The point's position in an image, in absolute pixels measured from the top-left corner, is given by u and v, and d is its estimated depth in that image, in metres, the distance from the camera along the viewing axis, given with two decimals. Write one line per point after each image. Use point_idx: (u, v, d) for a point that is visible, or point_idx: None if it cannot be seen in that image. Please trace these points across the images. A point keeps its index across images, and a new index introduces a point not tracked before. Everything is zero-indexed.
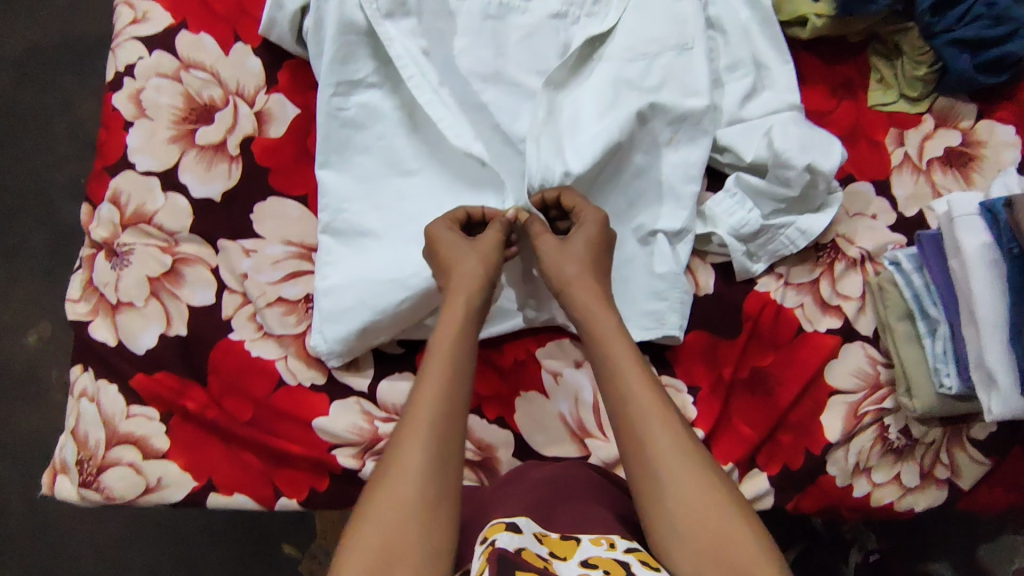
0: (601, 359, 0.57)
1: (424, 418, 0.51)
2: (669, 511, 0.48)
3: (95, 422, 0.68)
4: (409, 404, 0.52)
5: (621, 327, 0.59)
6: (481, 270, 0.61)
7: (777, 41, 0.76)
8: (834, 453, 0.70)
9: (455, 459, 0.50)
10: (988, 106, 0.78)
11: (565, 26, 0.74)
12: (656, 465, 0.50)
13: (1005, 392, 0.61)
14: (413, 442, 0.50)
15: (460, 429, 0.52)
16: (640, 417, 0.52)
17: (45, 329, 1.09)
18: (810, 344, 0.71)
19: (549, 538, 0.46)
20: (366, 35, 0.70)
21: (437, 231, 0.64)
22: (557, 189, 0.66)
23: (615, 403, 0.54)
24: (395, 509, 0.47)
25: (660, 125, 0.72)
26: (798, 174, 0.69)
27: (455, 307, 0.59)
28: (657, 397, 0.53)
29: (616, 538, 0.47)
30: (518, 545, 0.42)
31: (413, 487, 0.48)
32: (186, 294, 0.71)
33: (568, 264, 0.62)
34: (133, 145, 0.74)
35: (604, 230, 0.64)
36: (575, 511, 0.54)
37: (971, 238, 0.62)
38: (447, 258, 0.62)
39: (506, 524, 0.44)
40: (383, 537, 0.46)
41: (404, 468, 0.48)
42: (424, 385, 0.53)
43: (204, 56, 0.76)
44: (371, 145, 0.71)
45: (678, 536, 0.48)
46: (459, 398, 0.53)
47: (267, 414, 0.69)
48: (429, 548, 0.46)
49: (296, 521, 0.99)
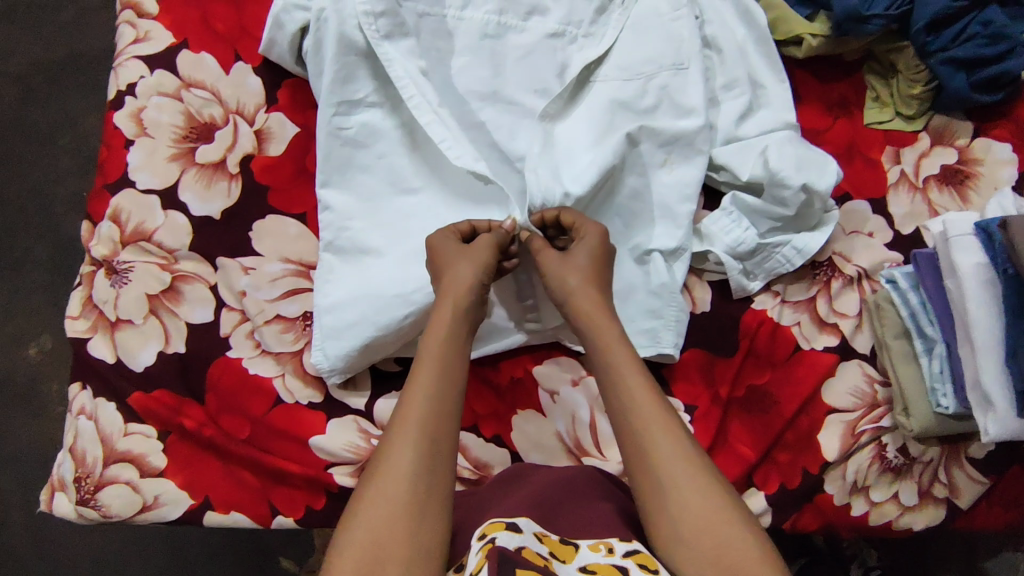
0: (605, 370, 0.57)
1: (413, 419, 0.52)
2: (671, 516, 0.49)
3: (94, 440, 0.69)
4: (399, 406, 0.53)
5: (624, 336, 0.59)
6: (471, 274, 0.61)
7: (773, 60, 0.77)
8: (832, 471, 0.70)
9: (446, 461, 0.51)
10: (985, 124, 0.78)
11: (563, 45, 0.75)
12: (658, 470, 0.50)
13: (1001, 414, 0.61)
14: (404, 442, 0.50)
15: (451, 432, 0.53)
16: (642, 423, 0.53)
17: (46, 342, 1.09)
18: (807, 362, 0.71)
19: (550, 539, 0.46)
20: (365, 56, 0.71)
21: (436, 240, 0.64)
22: (557, 209, 0.66)
23: (617, 410, 0.55)
24: (383, 508, 0.47)
25: (652, 148, 0.73)
26: (794, 194, 0.69)
27: (444, 314, 0.59)
28: (659, 404, 0.54)
29: (614, 543, 0.47)
30: (517, 544, 0.42)
31: (402, 485, 0.48)
32: (185, 311, 0.71)
33: (571, 275, 0.62)
34: (134, 163, 0.75)
35: (605, 243, 0.65)
36: (577, 511, 0.55)
37: (966, 258, 0.62)
38: (442, 265, 0.62)
39: (507, 523, 0.44)
40: (372, 536, 0.46)
41: (394, 468, 0.49)
42: (415, 388, 0.53)
43: (205, 75, 0.77)
44: (371, 164, 0.72)
45: (680, 541, 0.48)
46: (450, 401, 0.54)
47: (263, 432, 0.69)
48: (419, 546, 0.46)
49: (295, 537, 0.99)
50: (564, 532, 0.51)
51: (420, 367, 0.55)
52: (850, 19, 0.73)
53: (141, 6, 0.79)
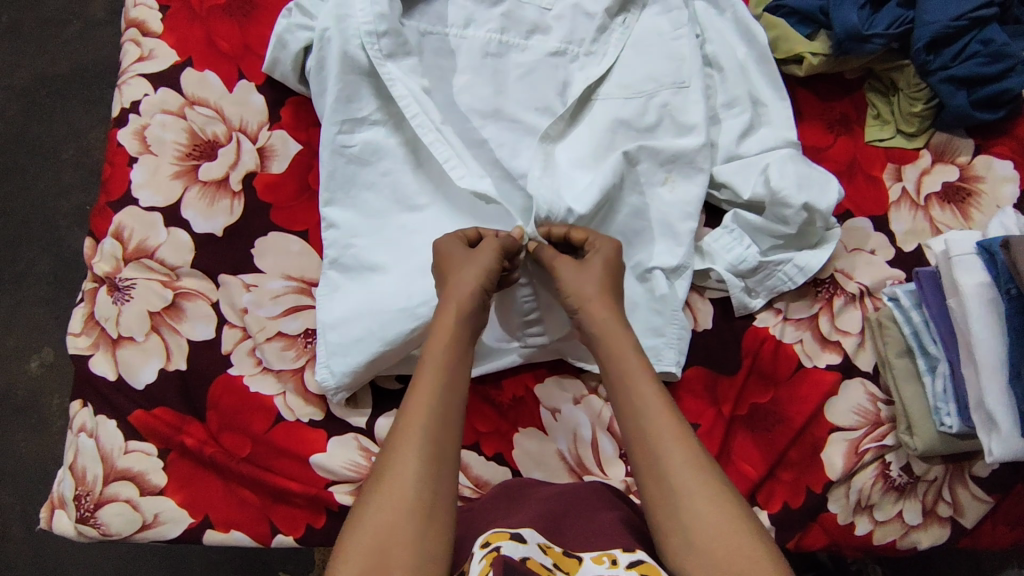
0: (617, 379, 0.57)
1: (418, 424, 0.51)
2: (684, 525, 0.48)
3: (94, 458, 0.69)
4: (404, 411, 0.53)
5: (637, 351, 0.58)
6: (475, 279, 0.60)
7: (774, 78, 0.77)
8: (835, 490, 0.69)
9: (451, 466, 0.51)
10: (988, 141, 0.78)
11: (564, 63, 0.75)
12: (670, 478, 0.50)
13: (1005, 434, 0.61)
14: (409, 445, 0.50)
15: (456, 436, 0.53)
16: (653, 431, 0.52)
17: (47, 356, 1.09)
18: (810, 379, 0.71)
19: (554, 550, 0.46)
20: (368, 74, 0.71)
21: (444, 245, 0.64)
22: (567, 226, 0.67)
23: (628, 418, 0.54)
24: (389, 514, 0.47)
25: (653, 166, 0.73)
26: (795, 212, 0.69)
27: (448, 318, 0.59)
28: (670, 411, 0.53)
29: (619, 554, 0.45)
30: (523, 554, 0.43)
31: (408, 491, 0.48)
32: (186, 328, 0.71)
33: (585, 285, 0.62)
34: (137, 180, 0.75)
35: (614, 257, 0.65)
36: (582, 522, 0.55)
37: (969, 277, 0.62)
38: (453, 270, 0.62)
39: (511, 533, 0.45)
40: (379, 543, 0.46)
41: (399, 474, 0.49)
42: (420, 392, 0.53)
43: (209, 93, 0.77)
44: (375, 181, 0.72)
45: (691, 550, 0.48)
46: (454, 405, 0.54)
47: (264, 450, 0.69)
48: (425, 552, 0.46)
49: (295, 552, 0.99)
50: (568, 543, 0.51)
51: (425, 371, 0.55)
52: (850, 38, 0.74)
53: (145, 24, 0.80)
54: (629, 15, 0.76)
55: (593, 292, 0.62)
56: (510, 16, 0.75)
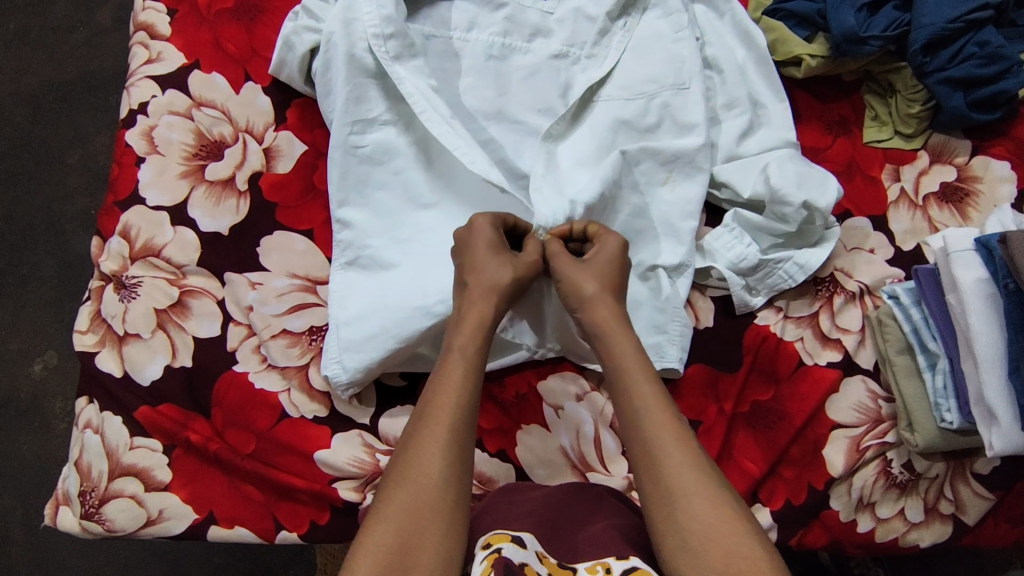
0: (619, 377, 0.57)
1: (437, 427, 0.52)
2: (680, 526, 0.48)
3: (99, 453, 0.69)
4: (421, 412, 0.54)
5: (637, 347, 0.59)
6: (494, 277, 0.62)
7: (773, 81, 0.79)
8: (838, 487, 0.69)
9: (468, 470, 0.52)
10: (984, 142, 0.79)
11: (566, 66, 0.76)
12: (669, 479, 0.50)
13: (1005, 427, 0.62)
14: (428, 447, 0.51)
15: (472, 442, 0.53)
16: (654, 432, 0.53)
17: (51, 358, 1.09)
18: (810, 377, 0.71)
19: (549, 561, 0.45)
20: (376, 76, 0.72)
21: (464, 239, 0.65)
22: (585, 221, 0.67)
23: (629, 416, 0.55)
24: (408, 511, 0.48)
25: (654, 164, 0.74)
26: (795, 211, 0.70)
27: (474, 313, 0.61)
28: (673, 414, 0.54)
29: (612, 562, 0.44)
30: (522, 559, 0.43)
31: (427, 491, 0.49)
32: (192, 326, 0.72)
33: (590, 282, 0.62)
34: (144, 180, 0.76)
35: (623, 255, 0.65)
36: (580, 533, 0.55)
37: (967, 273, 0.63)
38: (468, 269, 0.63)
39: (512, 536, 0.44)
40: (397, 540, 0.47)
41: (420, 473, 0.50)
42: (440, 395, 0.54)
43: (215, 95, 0.78)
44: (388, 181, 0.73)
45: (688, 551, 0.48)
46: (471, 409, 0.54)
47: (268, 447, 0.69)
48: (444, 552, 0.47)
49: (297, 555, 0.99)
50: (567, 554, 0.51)
51: (443, 374, 0.56)
52: (849, 40, 0.75)
53: (154, 28, 0.81)
54: (629, 19, 0.77)
55: (606, 287, 0.63)
56: (513, 19, 0.77)
